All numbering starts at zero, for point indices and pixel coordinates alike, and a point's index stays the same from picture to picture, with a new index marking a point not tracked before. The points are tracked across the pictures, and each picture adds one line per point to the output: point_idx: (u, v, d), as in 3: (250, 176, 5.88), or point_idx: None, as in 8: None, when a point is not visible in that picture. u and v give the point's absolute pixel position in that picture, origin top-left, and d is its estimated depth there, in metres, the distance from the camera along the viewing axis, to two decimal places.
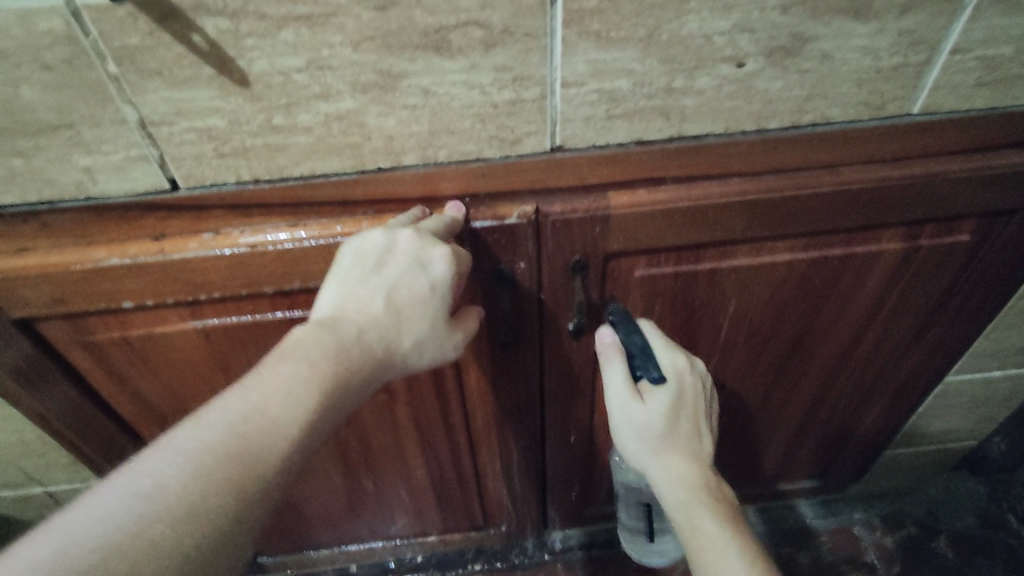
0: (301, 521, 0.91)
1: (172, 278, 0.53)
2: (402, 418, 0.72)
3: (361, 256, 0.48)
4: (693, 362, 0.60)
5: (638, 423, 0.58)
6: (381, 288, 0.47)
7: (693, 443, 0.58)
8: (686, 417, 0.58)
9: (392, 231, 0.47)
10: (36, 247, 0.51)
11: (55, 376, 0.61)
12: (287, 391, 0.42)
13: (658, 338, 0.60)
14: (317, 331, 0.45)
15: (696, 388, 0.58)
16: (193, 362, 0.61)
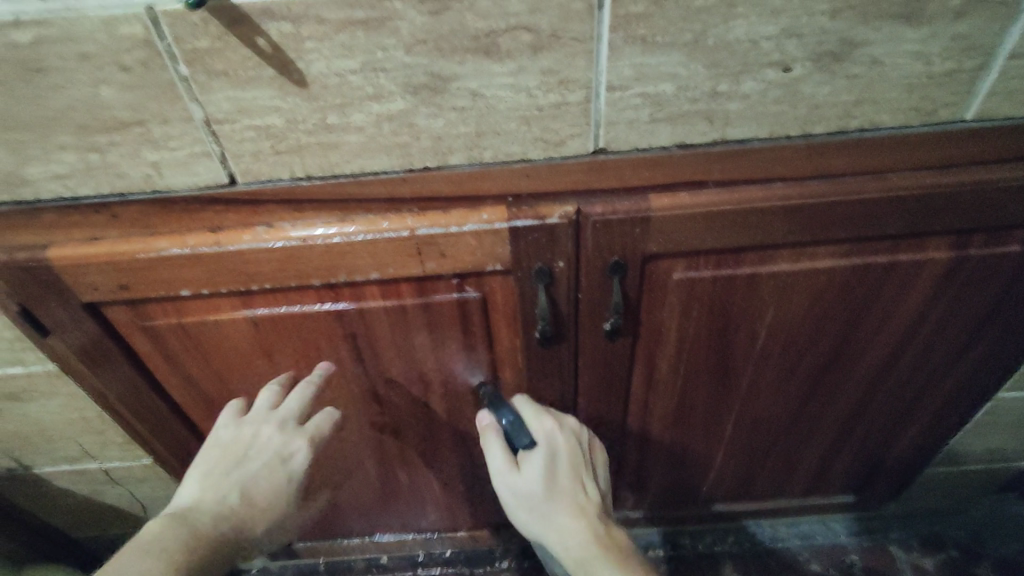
0: (336, 509, 0.94)
1: (227, 268, 0.55)
2: (438, 414, 0.74)
3: (264, 450, 0.63)
4: (562, 422, 0.68)
5: (523, 491, 0.64)
6: (241, 471, 0.62)
7: (577, 495, 0.64)
8: (564, 472, 0.64)
9: (287, 420, 0.64)
10: (104, 236, 0.54)
11: (116, 358, 0.65)
12: (250, 495, 0.61)
13: (525, 408, 0.68)
14: (251, 479, 0.62)
15: (568, 445, 0.66)
16: (241, 350, 0.64)
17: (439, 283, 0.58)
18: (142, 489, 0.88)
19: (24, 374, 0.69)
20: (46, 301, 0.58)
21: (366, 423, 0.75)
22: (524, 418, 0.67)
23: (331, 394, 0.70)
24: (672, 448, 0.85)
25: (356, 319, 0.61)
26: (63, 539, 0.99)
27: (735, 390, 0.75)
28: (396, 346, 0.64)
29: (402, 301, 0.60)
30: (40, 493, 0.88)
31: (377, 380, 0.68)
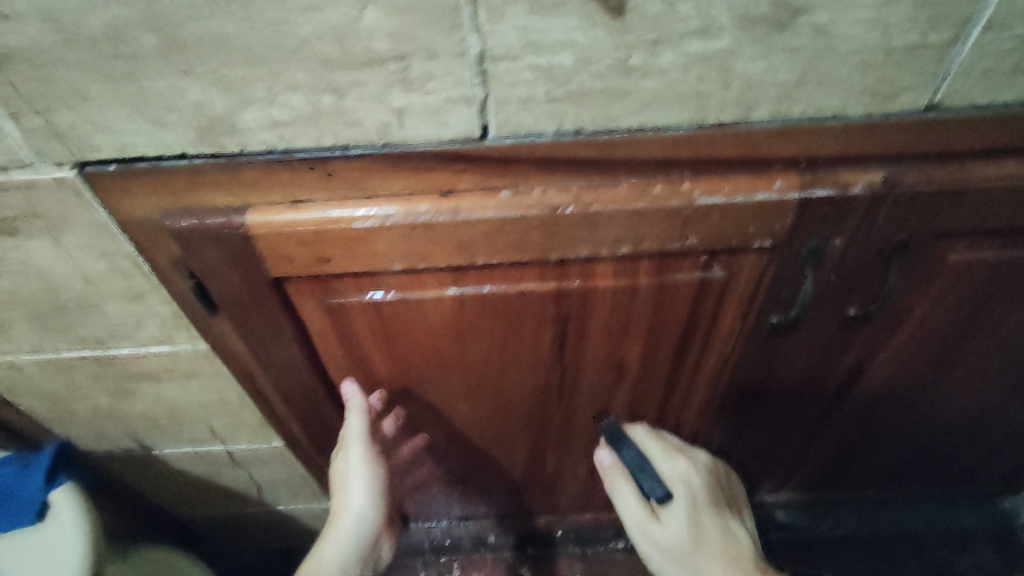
0: (472, 488, 0.90)
1: (453, 240, 0.47)
2: (619, 401, 0.67)
3: (353, 473, 0.66)
4: (693, 462, 0.67)
5: (665, 543, 0.64)
6: (343, 495, 0.67)
7: (726, 542, 0.63)
8: (707, 516, 0.64)
9: (364, 441, 0.64)
10: (311, 198, 0.45)
11: (287, 339, 0.57)
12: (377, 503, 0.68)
13: (653, 444, 0.68)
14: (361, 505, 0.67)
15: (704, 487, 0.65)
16: (433, 332, 0.56)
17: (685, 261, 0.50)
18: (263, 472, 0.84)
19: (170, 354, 0.62)
20: (227, 274, 0.49)
21: (538, 409, 0.68)
22: (654, 458, 0.67)
23: (516, 379, 0.63)
24: (846, 435, 0.80)
25: (577, 300, 0.53)
26: (169, 517, 0.95)
27: (947, 378, 0.69)
28: (608, 330, 0.56)
29: (635, 281, 0.52)
30: (154, 474, 0.84)
31: (569, 366, 0.61)
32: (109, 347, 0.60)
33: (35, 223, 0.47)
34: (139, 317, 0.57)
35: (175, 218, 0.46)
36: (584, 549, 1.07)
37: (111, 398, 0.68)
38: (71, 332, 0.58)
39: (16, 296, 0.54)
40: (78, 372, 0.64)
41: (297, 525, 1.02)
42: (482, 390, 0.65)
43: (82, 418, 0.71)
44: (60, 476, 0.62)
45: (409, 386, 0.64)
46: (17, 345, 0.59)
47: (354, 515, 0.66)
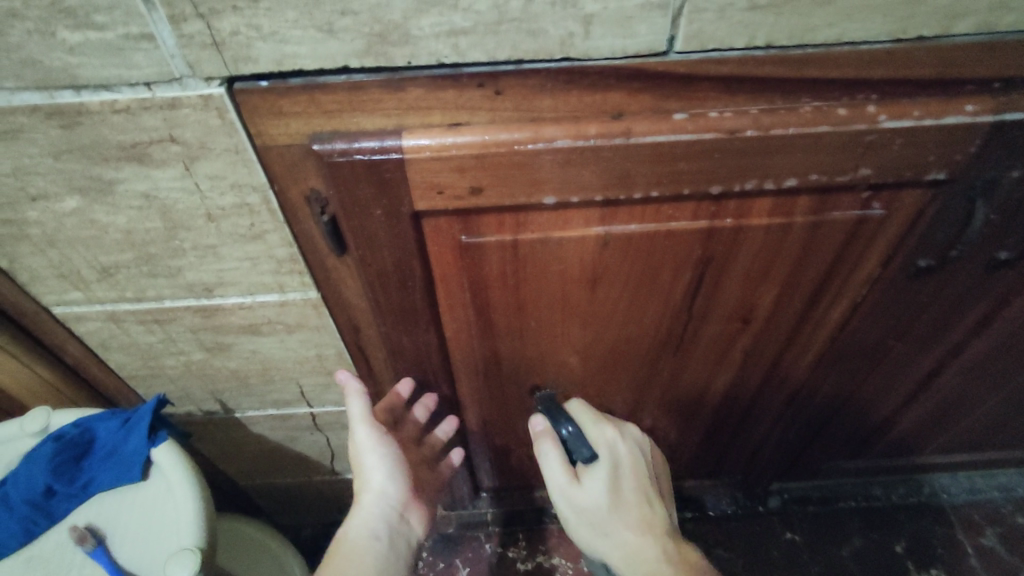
0: None
1: (615, 169, 0.44)
2: (734, 353, 0.66)
3: (364, 453, 0.64)
4: (624, 434, 0.62)
5: (585, 508, 0.59)
6: (361, 475, 0.64)
7: (643, 511, 0.58)
8: (629, 486, 0.59)
9: (366, 421, 0.63)
10: (471, 121, 0.43)
11: (412, 284, 0.53)
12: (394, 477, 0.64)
13: (585, 416, 0.64)
14: (381, 481, 0.64)
15: (630, 454, 0.60)
16: (568, 278, 0.54)
17: (846, 196, 0.48)
18: (343, 436, 0.82)
19: (277, 303, 0.59)
20: (371, 206, 0.46)
21: (650, 363, 0.67)
22: (582, 424, 0.62)
23: (637, 328, 0.61)
24: (947, 396, 0.79)
25: (726, 239, 0.51)
26: (236, 485, 0.93)
27: None
28: (747, 274, 0.55)
29: (791, 219, 0.49)
30: (229, 441, 0.81)
31: (696, 314, 0.60)
32: (215, 296, 0.58)
33: (169, 149, 0.44)
34: (253, 261, 0.54)
35: (324, 142, 0.43)
36: None
37: (205, 353, 0.65)
38: (179, 278, 0.56)
39: (130, 235, 0.51)
40: (177, 324, 0.61)
41: None
42: (599, 342, 0.63)
43: (167, 377, 0.68)
44: (159, 432, 0.57)
45: (524, 339, 0.62)
46: (122, 292, 0.57)
47: (376, 491, 0.63)
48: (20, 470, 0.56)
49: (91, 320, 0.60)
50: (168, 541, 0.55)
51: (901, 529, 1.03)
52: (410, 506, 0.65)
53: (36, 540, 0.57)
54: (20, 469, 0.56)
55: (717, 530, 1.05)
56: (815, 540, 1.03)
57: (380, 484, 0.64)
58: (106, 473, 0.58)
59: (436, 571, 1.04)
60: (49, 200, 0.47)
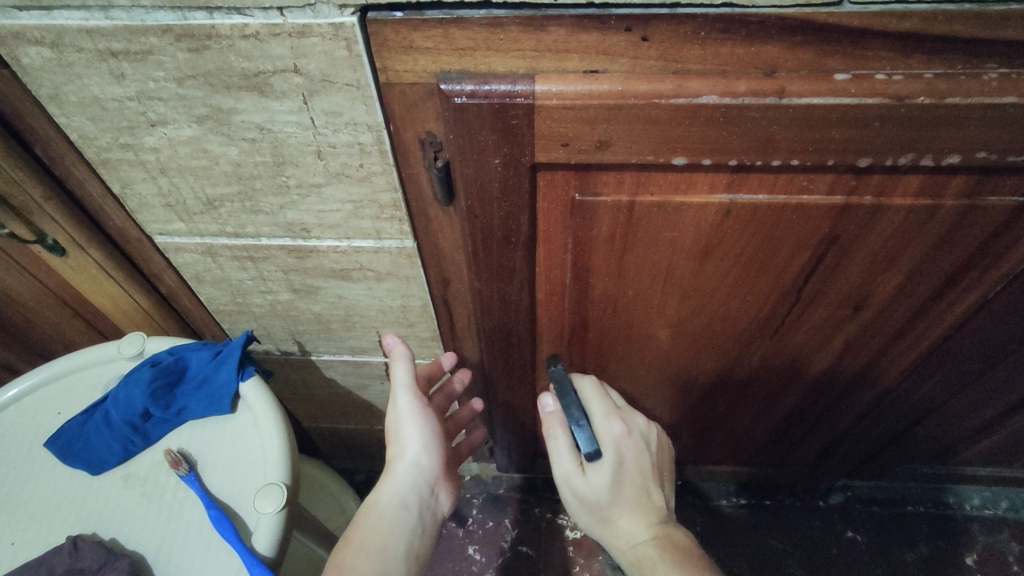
0: None
1: (759, 131, 0.41)
2: (835, 342, 0.62)
3: (403, 420, 0.64)
4: (633, 426, 0.60)
5: (585, 499, 0.58)
6: (396, 444, 0.63)
7: (641, 500, 0.57)
8: (630, 477, 0.57)
9: (409, 389, 0.64)
10: (608, 71, 0.40)
11: (516, 242, 0.52)
12: (429, 448, 0.63)
13: (597, 407, 0.61)
14: (417, 451, 0.63)
15: (636, 450, 0.58)
16: (678, 247, 0.51)
17: (1011, 180, 0.43)
18: None
19: (372, 249, 0.58)
20: (489, 154, 0.44)
21: (743, 344, 0.64)
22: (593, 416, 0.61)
23: (739, 308, 0.58)
24: None
25: (860, 218, 0.47)
26: (300, 427, 0.95)
27: None
28: (873, 258, 0.51)
29: (940, 200, 0.45)
30: (302, 383, 0.82)
31: (805, 297, 0.56)
32: (312, 238, 0.57)
33: (291, 81, 0.43)
34: (354, 204, 0.53)
35: (452, 82, 0.41)
36: (708, 503, 1.05)
37: (293, 294, 0.65)
38: (279, 216, 0.55)
39: (238, 169, 0.50)
40: (270, 263, 0.61)
41: None
42: (693, 318, 0.60)
43: (253, 315, 0.69)
44: (249, 368, 0.59)
45: (617, 308, 0.60)
46: (222, 226, 0.57)
47: (410, 460, 0.62)
48: (119, 393, 0.57)
49: (189, 253, 0.60)
50: (257, 475, 0.56)
51: (972, 540, 0.98)
52: (440, 483, 0.64)
53: (130, 461, 0.58)
54: (119, 392, 0.57)
55: (773, 519, 1.03)
56: (877, 541, 0.99)
57: (415, 454, 0.63)
58: (195, 405, 0.59)
59: (485, 529, 1.05)
60: (167, 127, 0.47)
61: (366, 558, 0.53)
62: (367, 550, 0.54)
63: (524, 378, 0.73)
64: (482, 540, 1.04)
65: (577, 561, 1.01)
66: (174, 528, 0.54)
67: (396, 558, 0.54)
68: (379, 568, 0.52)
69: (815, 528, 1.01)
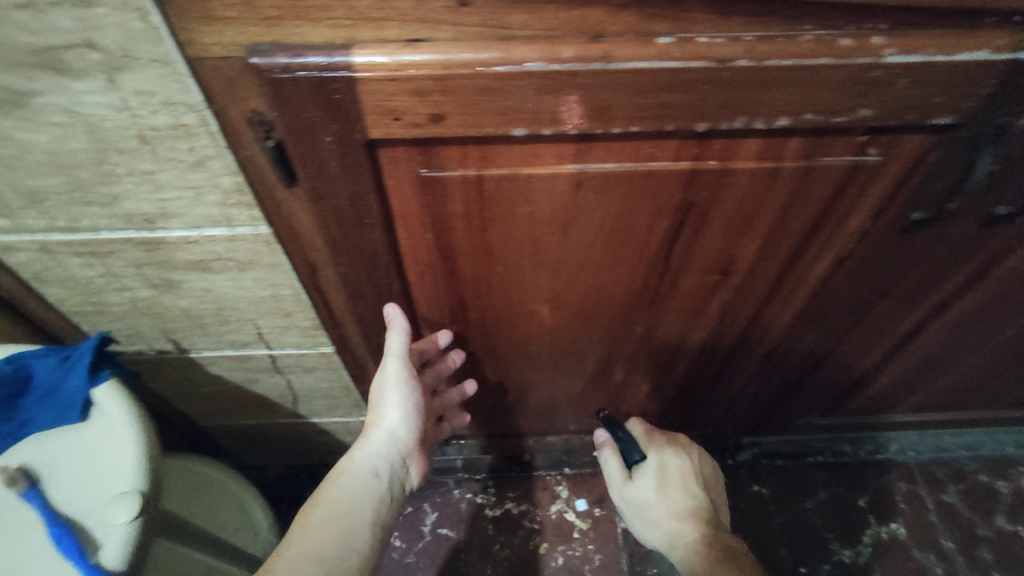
0: (527, 407, 0.87)
1: (591, 98, 0.40)
2: (711, 308, 0.63)
3: (387, 389, 0.64)
4: (677, 443, 0.74)
5: (638, 503, 0.72)
6: (377, 410, 0.64)
7: (688, 501, 0.70)
8: (675, 482, 0.71)
9: (400, 359, 0.63)
10: (432, 39, 0.38)
11: (371, 223, 0.50)
12: (408, 420, 0.65)
13: (641, 434, 0.77)
14: (394, 421, 0.64)
15: (678, 460, 0.73)
16: (537, 221, 0.50)
17: (842, 140, 0.44)
18: (305, 379, 0.80)
19: (226, 238, 0.54)
20: (319, 132, 0.42)
21: (624, 315, 0.64)
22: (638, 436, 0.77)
23: (611, 279, 0.58)
24: (927, 357, 0.76)
25: (709, 182, 0.47)
26: (198, 427, 0.91)
27: None
28: (730, 223, 0.51)
29: (781, 162, 0.46)
30: (187, 381, 0.78)
31: (673, 266, 0.56)
32: (157, 229, 0.53)
33: (87, 57, 0.38)
34: (195, 190, 0.49)
35: (263, 55, 0.37)
36: None
37: (153, 290, 0.61)
38: (115, 207, 0.51)
39: (55, 157, 0.46)
40: (119, 257, 0.56)
41: (333, 438, 0.99)
42: (569, 293, 0.60)
43: (114, 315, 0.64)
44: (102, 372, 0.55)
45: (492, 287, 0.59)
46: (54, 221, 0.52)
47: (387, 430, 0.64)
48: None
49: (22, 251, 0.55)
50: (108, 484, 0.52)
51: (864, 484, 1.04)
52: (412, 454, 0.66)
53: None
54: None
55: None
56: (779, 491, 1.04)
57: (393, 424, 0.64)
58: (43, 413, 0.55)
59: (404, 515, 1.04)
60: None
61: (340, 526, 0.55)
62: (336, 516, 0.55)
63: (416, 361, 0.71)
64: (401, 525, 1.03)
65: (497, 538, 1.02)
66: (15, 547, 0.50)
67: (361, 525, 0.56)
68: (343, 537, 0.54)
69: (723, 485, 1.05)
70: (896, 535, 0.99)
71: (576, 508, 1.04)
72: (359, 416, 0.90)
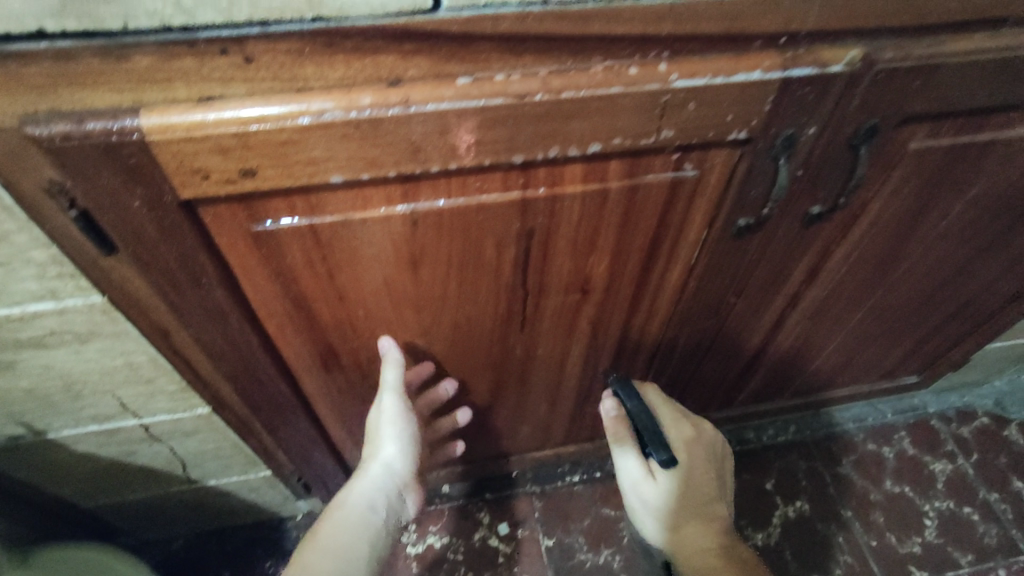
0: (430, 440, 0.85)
1: (400, 141, 0.40)
2: (581, 325, 0.64)
3: (384, 423, 0.64)
4: (700, 443, 0.67)
5: (651, 502, 0.65)
6: (374, 444, 0.65)
7: (706, 508, 0.63)
8: (695, 485, 0.64)
9: (397, 395, 0.62)
10: (226, 95, 0.37)
11: (208, 282, 0.48)
12: (403, 453, 0.65)
13: (666, 420, 0.69)
14: (391, 455, 0.64)
15: (703, 462, 0.65)
16: (384, 262, 0.50)
17: (657, 159, 0.47)
18: (186, 445, 0.75)
19: (55, 312, 0.50)
20: (123, 197, 0.40)
21: (498, 341, 0.64)
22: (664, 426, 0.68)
23: (474, 308, 0.58)
24: (794, 343, 0.82)
25: (542, 209, 0.48)
26: (77, 509, 0.84)
27: (890, 278, 0.70)
28: (575, 244, 0.53)
29: (606, 184, 0.47)
30: (51, 463, 0.72)
31: (532, 289, 0.57)
32: None
33: None
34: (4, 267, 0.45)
35: (41, 124, 0.35)
36: (542, 487, 1.07)
37: None
38: None
39: None
40: None
41: (234, 499, 0.93)
42: (437, 326, 0.60)
43: None
44: None
45: (357, 328, 0.58)
46: None
47: (383, 463, 0.64)
48: None
49: None
50: None
51: (769, 468, 1.09)
52: (409, 488, 0.66)
53: None
54: None
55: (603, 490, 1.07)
56: None
57: (389, 458, 0.64)
58: None
59: None
60: None
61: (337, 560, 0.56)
62: (333, 550, 0.56)
63: (299, 409, 0.69)
64: None
65: None
66: None
67: (359, 560, 0.57)
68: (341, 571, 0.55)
69: None
70: (801, 512, 1.04)
71: (499, 533, 1.03)
72: (255, 473, 0.86)
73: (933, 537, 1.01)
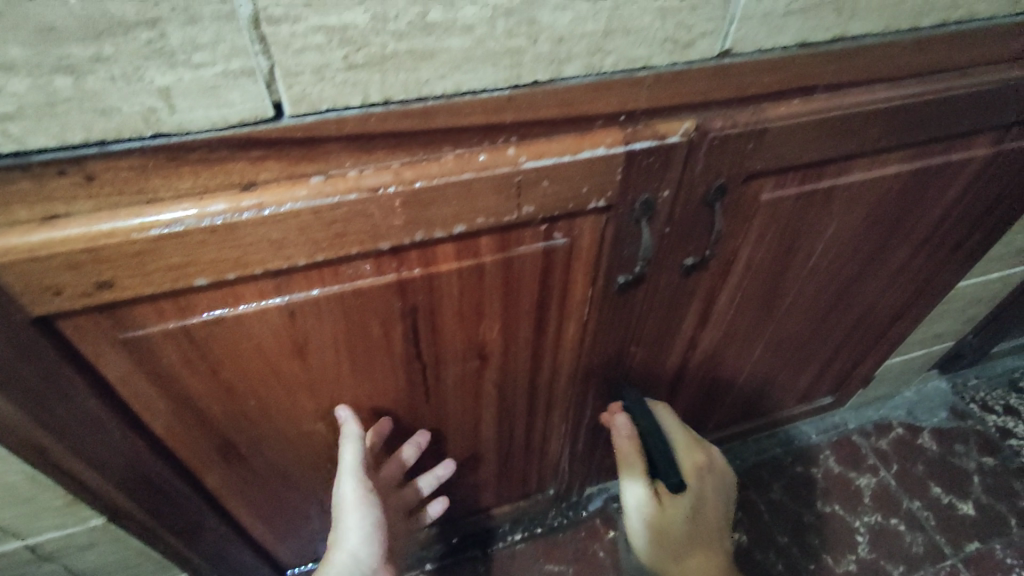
0: None
1: (261, 240, 0.40)
2: (487, 389, 0.65)
3: (346, 505, 0.59)
4: (712, 469, 0.73)
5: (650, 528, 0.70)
6: (338, 533, 0.59)
7: (700, 533, 0.70)
8: (694, 512, 0.70)
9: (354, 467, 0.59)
10: (72, 212, 0.36)
11: (79, 393, 0.46)
12: (369, 539, 0.59)
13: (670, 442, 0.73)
14: (356, 543, 0.58)
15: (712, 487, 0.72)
16: (269, 352, 0.50)
17: (526, 231, 0.49)
18: (85, 559, 0.70)
19: None
20: None
21: (405, 413, 0.64)
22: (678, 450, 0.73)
23: (373, 385, 0.58)
24: (704, 380, 0.84)
25: (421, 288, 0.49)
26: None
27: (778, 313, 0.74)
28: (462, 316, 0.54)
29: (480, 259, 0.49)
30: None
31: (428, 361, 0.58)
32: None
33: None
34: None
35: None
36: (483, 550, 1.05)
37: None
38: None
39: None
40: None
41: None
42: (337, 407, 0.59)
43: None
44: None
45: (253, 418, 0.57)
46: None
47: (348, 552, 0.58)
48: None
49: None
50: None
51: None
52: None
53: None
54: None
55: (545, 545, 1.06)
56: None
57: (355, 547, 0.58)
58: None
59: None
60: None
61: None
62: None
63: (205, 506, 0.66)
64: None
65: None
66: None
67: None
68: None
69: (581, 539, 1.07)
70: (740, 543, 1.05)
71: None
72: None
73: (865, 553, 1.04)
